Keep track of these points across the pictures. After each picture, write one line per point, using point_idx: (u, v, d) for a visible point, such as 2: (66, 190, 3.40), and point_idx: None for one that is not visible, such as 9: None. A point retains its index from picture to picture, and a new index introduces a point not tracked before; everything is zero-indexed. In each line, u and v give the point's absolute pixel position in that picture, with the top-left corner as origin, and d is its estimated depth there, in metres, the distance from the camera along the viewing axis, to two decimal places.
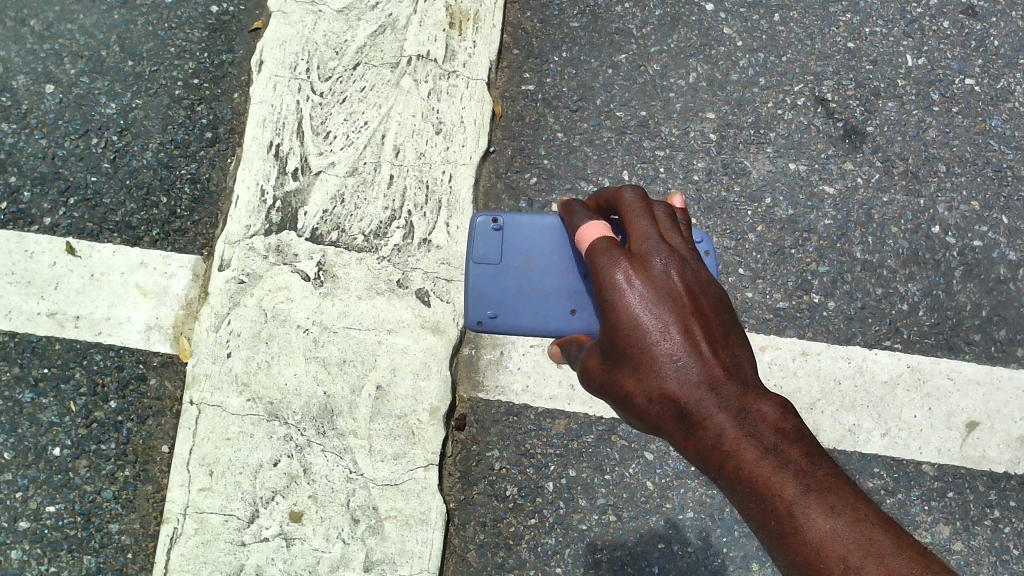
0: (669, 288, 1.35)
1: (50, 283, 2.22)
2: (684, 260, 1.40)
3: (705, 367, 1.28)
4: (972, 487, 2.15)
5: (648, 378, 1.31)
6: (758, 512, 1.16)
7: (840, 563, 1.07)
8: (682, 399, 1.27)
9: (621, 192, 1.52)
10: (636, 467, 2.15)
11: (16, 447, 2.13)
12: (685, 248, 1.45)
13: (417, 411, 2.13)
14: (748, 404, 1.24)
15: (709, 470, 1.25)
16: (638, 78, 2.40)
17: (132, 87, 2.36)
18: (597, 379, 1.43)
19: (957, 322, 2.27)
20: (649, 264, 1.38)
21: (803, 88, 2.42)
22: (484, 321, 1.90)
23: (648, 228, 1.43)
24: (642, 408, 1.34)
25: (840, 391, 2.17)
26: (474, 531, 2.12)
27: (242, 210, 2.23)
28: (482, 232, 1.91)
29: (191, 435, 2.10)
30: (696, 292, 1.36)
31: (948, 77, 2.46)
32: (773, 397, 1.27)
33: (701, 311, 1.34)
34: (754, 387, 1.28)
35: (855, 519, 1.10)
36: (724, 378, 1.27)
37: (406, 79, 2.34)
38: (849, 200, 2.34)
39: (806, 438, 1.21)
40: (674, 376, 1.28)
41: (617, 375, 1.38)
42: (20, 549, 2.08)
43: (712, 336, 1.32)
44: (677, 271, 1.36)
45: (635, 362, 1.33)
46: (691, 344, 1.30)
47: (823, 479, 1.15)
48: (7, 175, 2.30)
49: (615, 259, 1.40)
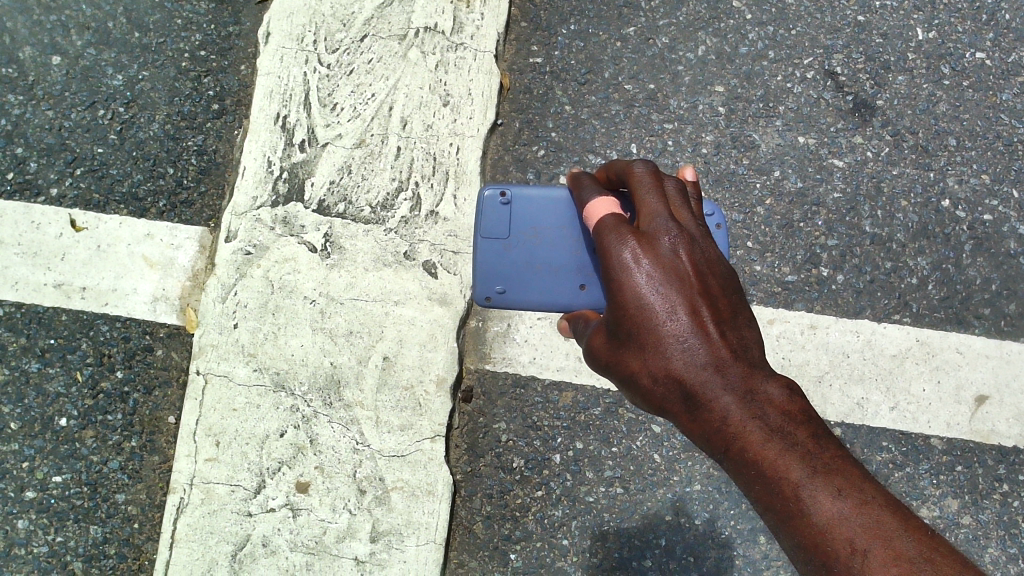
0: (676, 267, 1.31)
1: (56, 254, 2.22)
2: (693, 238, 1.36)
3: (713, 349, 1.25)
4: (980, 461, 2.15)
5: (653, 358, 1.28)
6: (764, 495, 1.16)
7: (848, 547, 1.08)
8: (689, 380, 1.24)
9: (632, 167, 1.48)
10: (643, 439, 2.15)
11: (23, 418, 2.13)
12: (695, 225, 1.41)
13: (423, 382, 2.13)
14: (755, 386, 1.23)
15: (714, 452, 1.24)
16: (646, 51, 2.39)
17: (139, 59, 2.35)
18: (602, 358, 1.40)
19: (967, 296, 2.26)
20: (657, 242, 1.34)
21: (813, 61, 2.41)
22: (492, 296, 1.89)
23: (657, 206, 1.40)
24: (646, 387, 1.31)
25: (848, 364, 2.17)
26: (481, 503, 2.11)
27: (249, 181, 2.22)
28: (489, 207, 1.90)
29: (197, 405, 2.10)
30: (704, 271, 1.33)
31: (959, 50, 2.45)
32: (780, 378, 1.25)
33: (708, 290, 1.31)
34: (760, 367, 1.26)
35: (862, 502, 1.11)
36: (732, 360, 1.24)
37: (413, 51, 2.33)
38: (858, 174, 2.32)
39: (812, 420, 1.20)
40: (680, 357, 1.25)
41: (621, 352, 1.35)
42: (26, 519, 2.08)
43: (720, 317, 1.29)
44: (685, 250, 1.33)
45: (640, 342, 1.30)
46: (699, 325, 1.26)
47: (830, 461, 1.15)
48: (14, 146, 2.29)
49: (621, 236, 1.35)
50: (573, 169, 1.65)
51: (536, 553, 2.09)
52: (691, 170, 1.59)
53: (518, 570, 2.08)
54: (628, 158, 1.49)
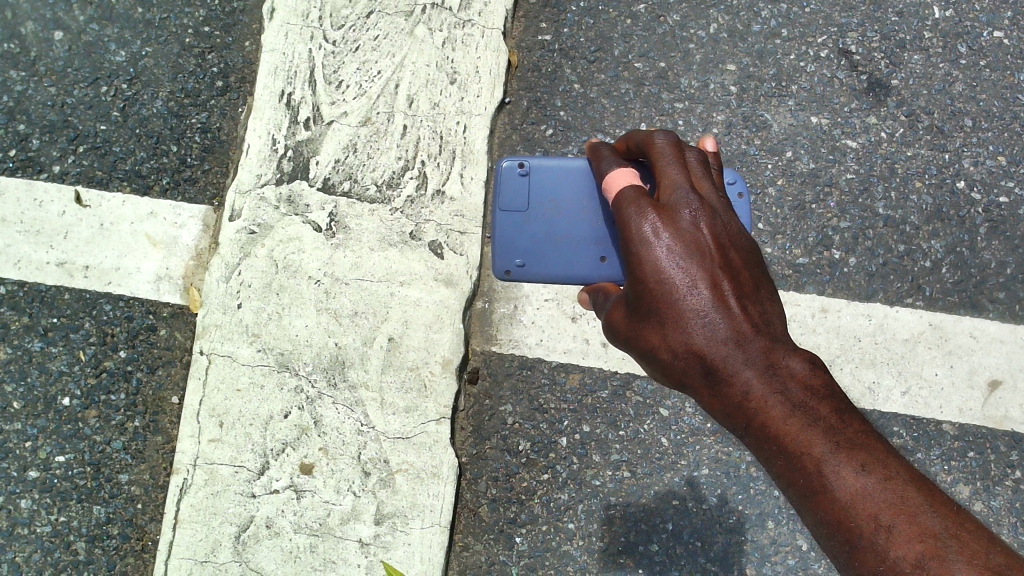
0: (697, 240, 1.30)
1: (60, 231, 2.19)
2: (714, 211, 1.35)
3: (733, 323, 1.25)
4: (993, 447, 2.12)
5: (672, 332, 1.28)
6: (786, 471, 1.17)
7: (871, 522, 1.09)
8: (709, 354, 1.24)
9: (652, 139, 1.46)
10: (651, 422, 2.13)
11: (26, 397, 2.12)
12: (717, 198, 1.39)
13: (429, 363, 2.10)
14: (777, 360, 1.23)
15: (735, 427, 1.25)
16: (657, 29, 2.35)
17: (142, 35, 2.32)
18: (622, 333, 1.40)
19: (981, 280, 2.23)
20: (677, 215, 1.33)
21: (827, 40, 2.36)
22: (513, 270, 1.86)
23: (679, 177, 1.38)
24: (666, 362, 1.31)
25: (860, 349, 2.14)
26: (486, 485, 2.09)
27: (253, 159, 2.19)
28: (506, 178, 1.87)
29: (201, 385, 2.08)
30: (725, 245, 1.32)
31: (977, 29, 2.40)
32: (801, 352, 1.25)
33: (729, 265, 1.30)
34: (782, 341, 1.26)
35: (886, 477, 1.11)
36: (753, 334, 1.24)
37: (420, 28, 2.30)
38: (871, 155, 2.28)
39: (834, 395, 1.20)
40: (700, 332, 1.25)
41: (640, 327, 1.35)
42: (29, 499, 2.07)
43: (742, 291, 1.29)
44: (706, 223, 1.32)
45: (660, 317, 1.29)
46: (719, 298, 1.26)
47: (853, 437, 1.15)
48: (16, 123, 2.26)
49: (641, 209, 1.34)
50: (592, 141, 1.64)
51: (542, 536, 2.07)
52: (711, 143, 1.58)
53: (524, 554, 2.06)
54: (649, 130, 1.48)
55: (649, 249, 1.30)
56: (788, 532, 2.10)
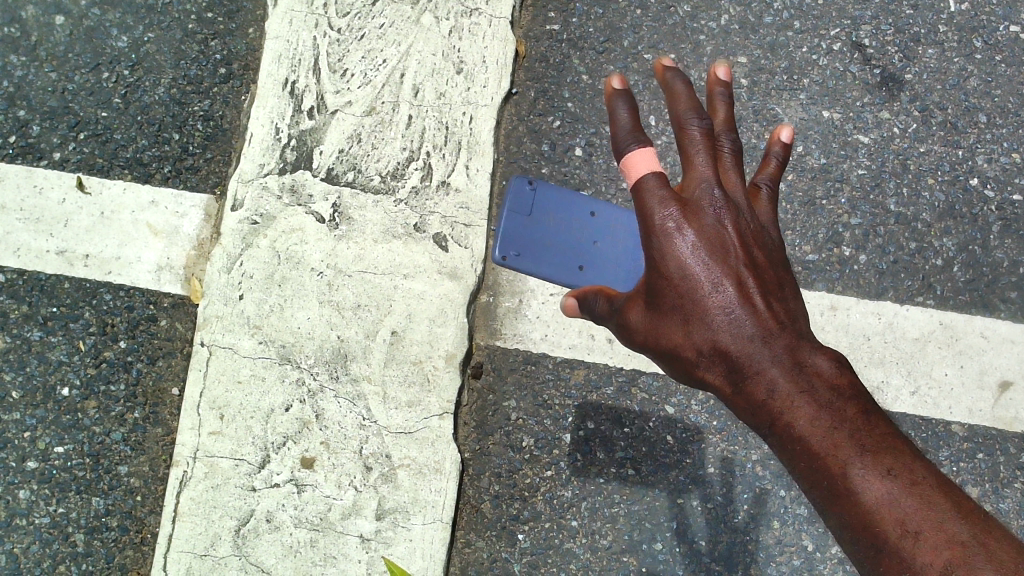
0: (723, 237, 1.30)
1: (59, 219, 2.16)
2: (740, 206, 1.34)
3: (759, 321, 1.24)
4: (1003, 449, 2.09)
5: (697, 330, 1.27)
6: (810, 472, 1.14)
7: (898, 528, 1.06)
8: (735, 353, 1.24)
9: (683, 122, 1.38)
10: (655, 420, 2.11)
11: (24, 387, 2.09)
12: (742, 189, 1.38)
13: (432, 357, 2.08)
14: (802, 359, 1.21)
15: (757, 426, 1.23)
16: (667, 20, 2.31)
17: (144, 21, 2.29)
18: (639, 328, 1.38)
19: (993, 279, 2.20)
20: (703, 208, 1.32)
21: (840, 33, 2.32)
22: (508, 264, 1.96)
23: (704, 166, 1.36)
24: (688, 360, 1.30)
25: (869, 347, 2.11)
26: (489, 482, 2.07)
27: (256, 148, 2.16)
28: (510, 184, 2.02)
29: (201, 376, 2.06)
30: (750, 242, 1.32)
31: (992, 23, 2.36)
32: (826, 351, 1.24)
33: (755, 263, 1.30)
34: (807, 340, 1.25)
35: (913, 482, 1.08)
36: (779, 331, 1.24)
37: (426, 16, 2.26)
38: (884, 150, 2.25)
39: (861, 395, 1.18)
40: (726, 330, 1.25)
41: (660, 324, 1.33)
42: (28, 490, 2.05)
43: (766, 289, 1.29)
44: (731, 217, 1.32)
45: (684, 314, 1.29)
46: (744, 297, 1.27)
47: (880, 439, 1.12)
48: (16, 109, 2.23)
49: (665, 201, 1.33)
50: (610, 79, 1.45)
51: (545, 534, 2.05)
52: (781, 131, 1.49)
53: (526, 551, 2.04)
54: (680, 107, 1.37)
55: (670, 243, 1.30)
56: (793, 532, 2.07)
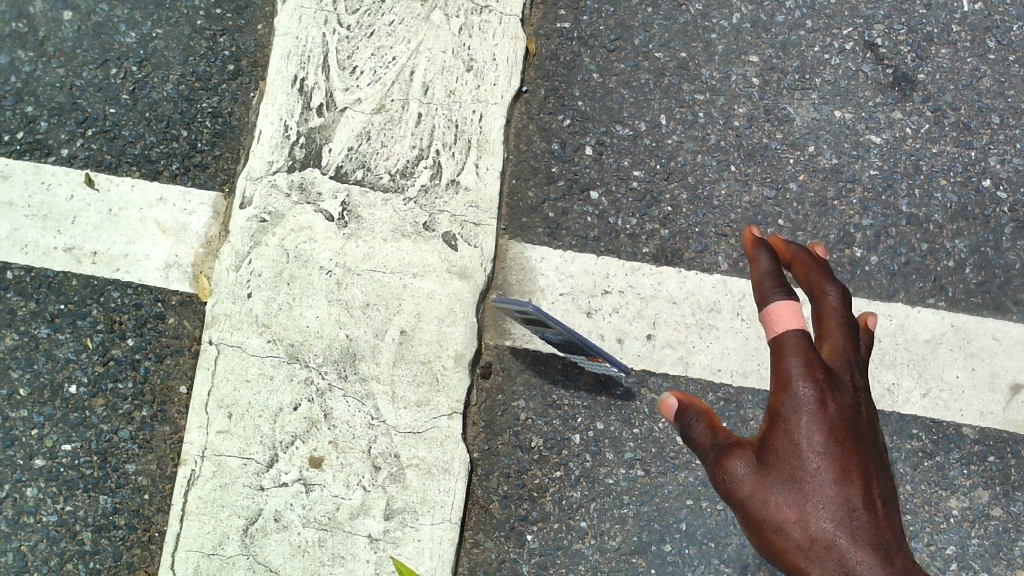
0: (850, 434, 1.45)
1: (67, 216, 2.15)
2: (864, 411, 1.50)
3: (871, 526, 1.37)
4: (1014, 452, 2.10)
5: (807, 509, 1.39)
6: None
7: None
8: (835, 540, 1.36)
9: (825, 291, 1.64)
10: (665, 421, 2.10)
11: (32, 384, 2.09)
12: (869, 400, 1.53)
13: (441, 357, 2.07)
14: (897, 564, 1.34)
15: None
16: (679, 18, 2.29)
17: (152, 16, 2.28)
18: (738, 491, 1.46)
19: (1005, 281, 2.19)
20: (839, 396, 1.48)
21: (852, 32, 2.31)
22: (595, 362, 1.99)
23: (844, 344, 1.57)
24: (784, 537, 1.40)
25: (879, 349, 2.10)
26: (498, 482, 2.07)
27: (265, 146, 2.15)
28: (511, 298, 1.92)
29: (210, 375, 2.05)
30: (868, 444, 1.47)
31: (1006, 23, 2.34)
32: (912, 560, 1.36)
33: (869, 465, 1.44)
34: (902, 547, 1.38)
35: None
36: (884, 528, 1.38)
37: (436, 13, 2.24)
38: (895, 150, 2.24)
39: None
40: (829, 523, 1.37)
41: (766, 488, 1.43)
42: (35, 487, 2.05)
43: (878, 498, 1.41)
44: (862, 412, 1.49)
45: (797, 485, 1.41)
46: (863, 501, 1.39)
47: None
48: (23, 105, 2.22)
49: (812, 371, 1.46)
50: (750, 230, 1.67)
51: (554, 534, 2.05)
52: (872, 320, 1.67)
53: (534, 552, 2.04)
54: (823, 278, 1.65)
55: (805, 406, 1.45)
56: None
